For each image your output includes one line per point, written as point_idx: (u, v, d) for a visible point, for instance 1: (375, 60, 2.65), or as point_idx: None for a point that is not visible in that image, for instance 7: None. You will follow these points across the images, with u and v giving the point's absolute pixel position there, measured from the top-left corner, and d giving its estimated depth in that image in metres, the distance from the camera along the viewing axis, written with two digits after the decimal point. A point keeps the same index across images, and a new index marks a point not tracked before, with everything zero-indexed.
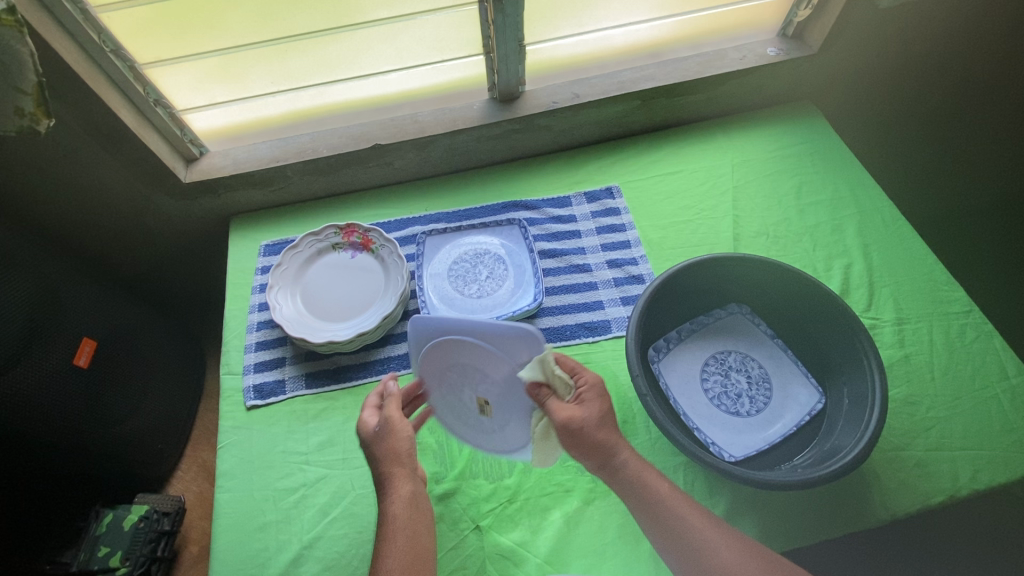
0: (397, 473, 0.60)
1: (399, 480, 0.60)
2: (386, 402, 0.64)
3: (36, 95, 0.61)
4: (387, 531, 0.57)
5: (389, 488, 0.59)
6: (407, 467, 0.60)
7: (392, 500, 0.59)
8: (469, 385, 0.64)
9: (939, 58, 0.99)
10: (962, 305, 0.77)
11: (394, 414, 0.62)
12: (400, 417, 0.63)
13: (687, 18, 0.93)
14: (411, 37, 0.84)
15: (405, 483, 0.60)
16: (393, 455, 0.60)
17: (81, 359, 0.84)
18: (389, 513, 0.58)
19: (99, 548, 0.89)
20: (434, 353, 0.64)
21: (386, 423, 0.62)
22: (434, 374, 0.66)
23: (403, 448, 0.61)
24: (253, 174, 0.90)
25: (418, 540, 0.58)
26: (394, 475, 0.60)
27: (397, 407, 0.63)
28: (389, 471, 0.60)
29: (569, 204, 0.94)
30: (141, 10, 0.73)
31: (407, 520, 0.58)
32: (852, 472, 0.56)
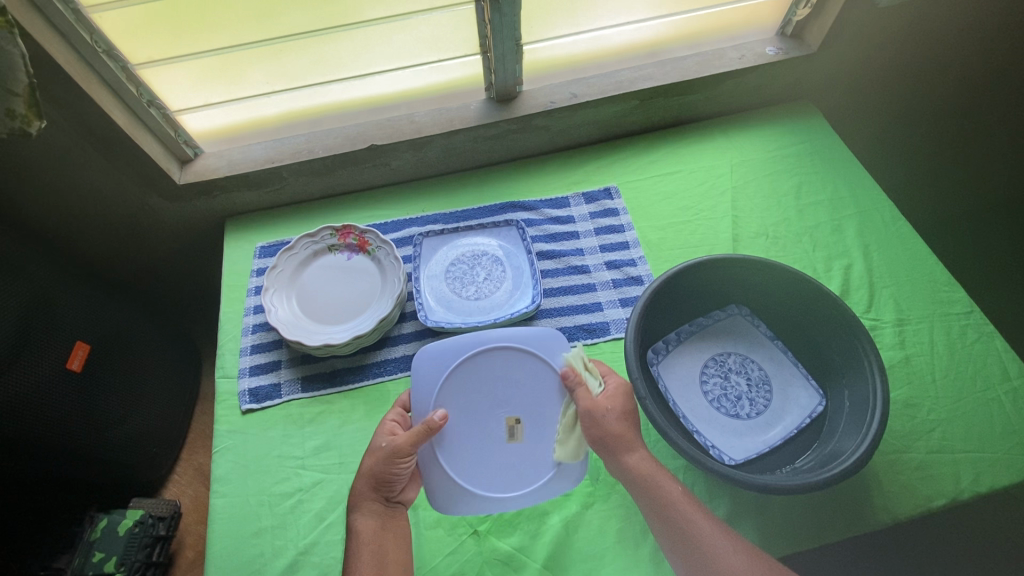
0: (365, 496, 0.62)
1: (370, 501, 0.62)
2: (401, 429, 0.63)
3: (27, 96, 0.60)
4: (352, 541, 0.60)
5: (359, 503, 0.62)
6: (380, 493, 0.62)
7: (360, 515, 0.61)
8: (497, 406, 0.66)
9: (939, 56, 0.99)
10: (963, 306, 0.76)
11: (401, 447, 0.61)
12: (407, 452, 0.62)
13: (686, 17, 0.92)
14: (407, 37, 0.83)
15: (373, 504, 0.62)
16: (375, 479, 0.62)
17: (75, 363, 0.83)
18: (355, 526, 0.61)
19: (94, 553, 0.89)
20: (467, 369, 0.66)
21: (390, 450, 0.61)
22: (461, 400, 0.66)
23: (385, 477, 0.62)
24: (248, 175, 0.89)
25: (383, 559, 0.59)
26: (362, 498, 0.62)
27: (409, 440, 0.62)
28: (366, 484, 0.62)
29: (567, 205, 0.93)
30: (133, 10, 0.72)
31: (369, 540, 0.60)
32: (853, 475, 0.56)
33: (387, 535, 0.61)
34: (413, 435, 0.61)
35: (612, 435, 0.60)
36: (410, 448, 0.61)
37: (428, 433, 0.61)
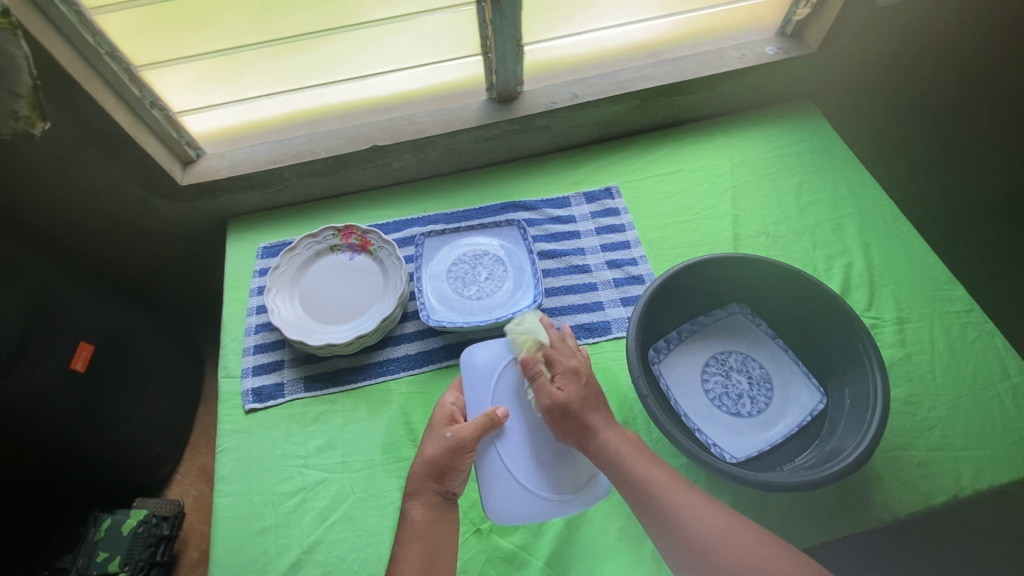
0: (427, 487, 0.60)
1: (430, 493, 0.60)
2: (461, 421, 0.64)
3: (30, 97, 0.61)
4: (404, 532, 0.57)
5: (417, 493, 0.60)
6: (441, 485, 0.60)
7: (417, 506, 0.59)
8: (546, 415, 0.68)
9: (938, 55, 0.99)
10: (963, 304, 0.77)
11: (466, 439, 0.61)
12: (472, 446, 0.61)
13: (686, 17, 0.92)
14: (409, 38, 0.83)
15: (431, 496, 0.60)
16: (439, 469, 0.60)
17: (79, 364, 0.84)
18: (409, 516, 0.59)
19: (98, 553, 0.89)
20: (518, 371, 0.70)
21: (457, 442, 0.61)
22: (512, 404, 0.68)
23: (449, 469, 0.60)
24: (250, 175, 0.89)
25: (433, 554, 0.56)
26: (423, 488, 0.60)
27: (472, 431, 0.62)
28: (424, 476, 0.60)
29: (568, 205, 0.94)
30: (137, 12, 0.72)
31: (423, 532, 0.58)
32: (854, 473, 0.56)
33: (439, 530, 0.59)
34: (483, 426, 0.62)
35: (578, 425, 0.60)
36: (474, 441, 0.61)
37: (490, 426, 0.63)
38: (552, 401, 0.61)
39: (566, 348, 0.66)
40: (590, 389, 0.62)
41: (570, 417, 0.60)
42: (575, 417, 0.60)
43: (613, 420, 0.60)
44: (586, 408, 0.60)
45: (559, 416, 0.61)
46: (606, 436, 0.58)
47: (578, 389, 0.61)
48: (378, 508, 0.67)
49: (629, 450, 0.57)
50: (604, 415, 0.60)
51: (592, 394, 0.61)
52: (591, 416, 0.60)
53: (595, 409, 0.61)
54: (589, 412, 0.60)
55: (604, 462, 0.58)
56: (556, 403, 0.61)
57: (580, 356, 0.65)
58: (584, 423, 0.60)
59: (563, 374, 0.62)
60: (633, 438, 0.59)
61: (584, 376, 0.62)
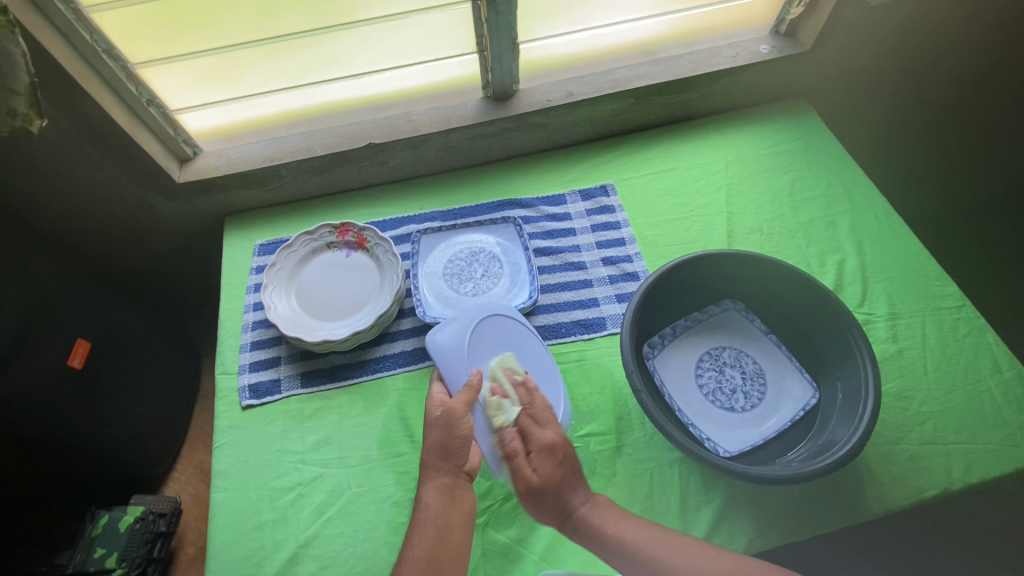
0: (436, 468, 0.61)
1: (439, 471, 0.61)
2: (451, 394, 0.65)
3: (28, 95, 0.61)
4: (417, 517, 0.59)
5: (430, 476, 0.61)
6: (449, 462, 0.61)
7: (428, 488, 0.60)
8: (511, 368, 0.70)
9: (930, 55, 1.00)
10: (955, 300, 0.77)
11: (460, 410, 0.62)
12: (467, 414, 0.62)
13: (681, 15, 0.93)
14: (405, 36, 0.84)
15: (442, 476, 0.61)
16: (441, 446, 0.61)
17: (76, 360, 0.84)
18: (423, 500, 0.60)
19: (95, 549, 0.89)
20: (478, 337, 0.70)
21: (449, 415, 0.62)
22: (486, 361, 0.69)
23: (451, 445, 0.61)
24: (247, 172, 0.90)
25: (447, 536, 0.57)
26: (433, 470, 0.61)
27: (462, 400, 0.63)
28: (432, 458, 0.62)
29: (563, 202, 0.94)
30: (135, 9, 0.73)
31: (438, 512, 0.58)
32: (845, 466, 0.57)
33: (455, 507, 0.59)
34: (468, 394, 0.63)
35: (555, 501, 0.58)
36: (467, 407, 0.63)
37: (473, 392, 0.64)
38: (528, 484, 0.59)
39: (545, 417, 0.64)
40: (568, 462, 0.60)
41: (550, 493, 0.58)
42: (555, 496, 0.58)
43: (590, 493, 0.59)
44: (568, 486, 0.59)
45: (535, 495, 0.58)
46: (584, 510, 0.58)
47: (552, 468, 0.59)
48: (374, 503, 0.68)
49: (605, 514, 0.58)
50: (582, 491, 0.59)
51: (572, 468, 0.60)
52: (569, 495, 0.58)
53: (574, 486, 0.59)
54: (568, 490, 0.59)
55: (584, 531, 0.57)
56: (533, 485, 0.59)
57: (552, 423, 0.63)
58: (565, 501, 0.58)
59: (540, 453, 0.60)
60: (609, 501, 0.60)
61: (562, 453, 0.60)
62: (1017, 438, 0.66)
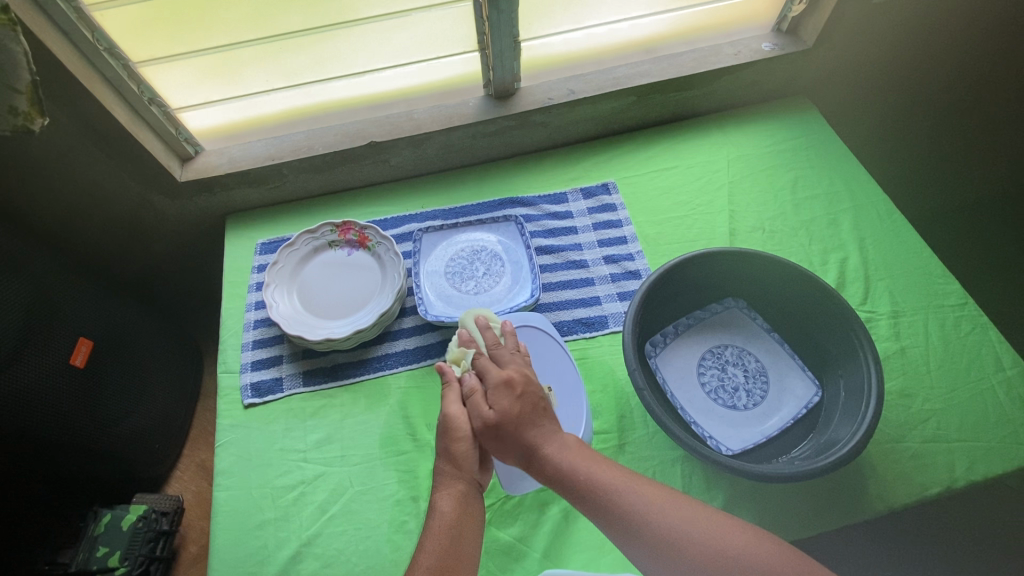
0: (447, 475, 0.57)
1: (452, 479, 0.57)
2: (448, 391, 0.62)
3: (29, 93, 0.61)
4: (429, 524, 0.55)
5: (442, 484, 0.57)
6: (462, 471, 0.57)
7: (440, 496, 0.56)
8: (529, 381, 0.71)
9: (932, 52, 1.00)
10: (957, 298, 0.77)
11: (455, 411, 0.60)
12: (463, 413, 0.60)
13: (683, 13, 0.93)
14: (406, 34, 0.84)
15: (456, 484, 0.57)
16: (447, 451, 0.58)
17: (78, 359, 0.84)
18: (437, 507, 0.56)
19: (98, 548, 0.89)
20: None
21: (447, 418, 0.59)
22: None
23: (458, 451, 0.58)
24: (249, 171, 0.90)
25: (459, 547, 0.53)
26: (445, 477, 0.57)
27: (453, 402, 0.61)
28: (444, 464, 0.58)
29: (565, 201, 0.94)
30: (136, 7, 0.72)
31: (450, 521, 0.54)
32: (849, 464, 0.57)
33: (467, 516, 0.55)
34: (451, 391, 0.62)
35: (517, 439, 0.56)
36: (462, 408, 0.60)
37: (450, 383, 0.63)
38: (485, 420, 0.57)
39: (505, 356, 0.63)
40: (529, 398, 0.58)
41: (508, 431, 0.57)
42: (517, 433, 0.56)
43: (555, 432, 0.57)
44: (528, 423, 0.57)
45: (496, 431, 0.57)
46: (552, 451, 0.55)
47: (513, 403, 0.58)
48: (377, 501, 0.68)
49: (578, 458, 0.55)
50: (546, 429, 0.57)
51: (533, 406, 0.58)
52: (533, 432, 0.57)
53: (537, 423, 0.57)
54: (530, 427, 0.57)
55: (552, 474, 0.54)
56: (492, 420, 0.57)
57: (515, 363, 0.62)
58: (526, 438, 0.56)
59: (497, 388, 0.59)
60: (577, 442, 0.57)
61: (518, 386, 0.59)
62: (1020, 436, 0.66)
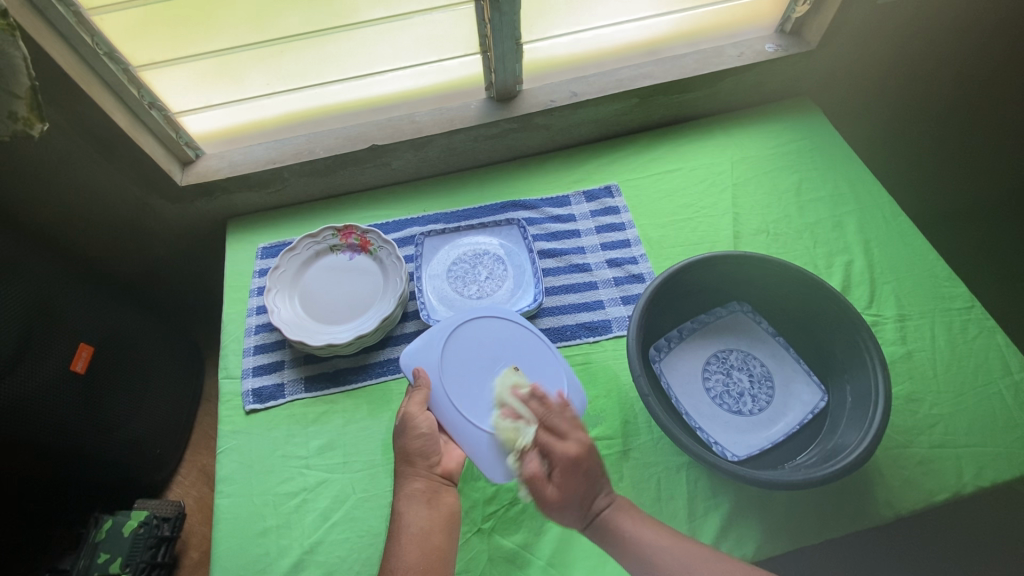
0: (406, 473, 0.62)
1: (410, 478, 0.61)
2: (410, 396, 0.66)
3: (29, 99, 0.60)
4: (395, 526, 0.59)
5: (404, 485, 0.61)
6: (418, 466, 0.62)
7: (403, 497, 0.60)
8: (495, 367, 0.69)
9: (937, 52, 0.99)
10: (964, 301, 0.77)
11: (413, 410, 0.65)
12: (420, 411, 0.65)
13: (686, 15, 0.92)
14: (408, 37, 0.83)
15: (415, 482, 0.61)
16: (403, 450, 0.63)
17: (79, 365, 0.84)
18: (399, 509, 0.60)
19: (99, 554, 0.88)
20: (455, 338, 0.71)
21: (405, 417, 0.65)
22: (463, 367, 0.69)
23: (412, 447, 0.63)
24: (250, 175, 0.89)
25: (428, 540, 0.57)
26: (403, 476, 0.62)
27: (416, 401, 0.65)
28: (403, 464, 0.62)
29: (567, 204, 0.94)
30: (137, 11, 0.72)
31: (415, 520, 0.58)
32: (855, 471, 0.56)
33: (434, 512, 0.59)
34: (418, 393, 0.66)
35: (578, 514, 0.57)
36: (421, 405, 0.65)
37: (425, 391, 0.66)
38: (550, 500, 0.58)
39: (562, 424, 0.62)
40: (592, 473, 0.58)
41: (572, 509, 0.57)
42: (581, 508, 0.57)
43: (612, 496, 0.58)
44: (593, 495, 0.58)
45: (561, 508, 0.57)
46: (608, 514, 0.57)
47: (577, 482, 0.58)
48: (379, 508, 0.67)
49: (627, 517, 0.56)
50: (602, 500, 0.58)
51: (595, 474, 0.58)
52: (593, 501, 0.57)
53: (598, 495, 0.58)
54: (593, 496, 0.57)
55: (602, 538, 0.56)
56: (558, 500, 0.57)
57: (574, 433, 0.61)
58: (586, 509, 0.57)
59: (561, 468, 0.58)
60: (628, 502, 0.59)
61: (584, 465, 0.58)
62: None
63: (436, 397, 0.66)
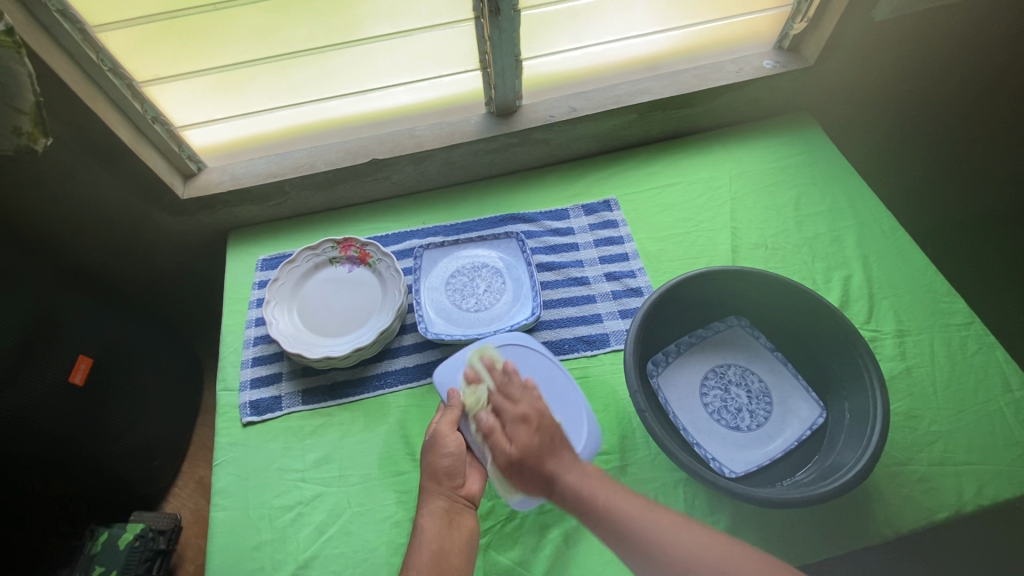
0: (431, 493, 0.62)
1: (434, 495, 0.62)
2: (444, 412, 0.67)
3: (33, 114, 0.61)
4: (415, 541, 0.59)
5: (427, 502, 0.62)
6: (443, 485, 0.62)
7: (424, 514, 0.61)
8: None
9: (934, 70, 1.00)
10: (964, 316, 0.76)
11: (443, 428, 0.65)
12: (451, 431, 0.65)
13: (685, 31, 0.93)
14: (409, 53, 0.84)
15: (437, 500, 0.61)
16: (430, 469, 0.63)
17: (77, 377, 0.84)
18: (421, 524, 0.60)
19: (95, 567, 0.88)
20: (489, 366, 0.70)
21: (436, 434, 0.65)
22: None
23: (440, 466, 0.63)
24: (251, 188, 0.90)
25: (446, 561, 0.57)
26: (429, 497, 0.62)
27: (448, 420, 0.66)
28: (427, 483, 0.63)
29: (566, 217, 0.94)
30: (142, 28, 0.73)
31: (434, 537, 0.58)
32: (852, 489, 0.56)
33: (452, 533, 0.59)
34: (450, 412, 0.66)
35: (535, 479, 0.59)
36: (451, 425, 0.66)
37: (456, 409, 0.67)
38: (507, 459, 0.60)
39: (515, 390, 0.65)
40: (545, 431, 0.60)
41: (529, 466, 0.59)
42: (537, 466, 0.59)
43: (570, 461, 0.59)
44: (549, 455, 0.59)
45: (519, 467, 0.59)
46: (566, 479, 0.57)
47: (532, 438, 0.60)
48: (375, 523, 0.67)
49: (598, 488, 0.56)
50: (565, 459, 0.59)
51: (548, 434, 0.60)
52: (550, 463, 0.59)
53: (555, 454, 0.59)
54: (548, 457, 0.59)
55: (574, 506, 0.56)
56: (514, 457, 0.60)
57: (528, 397, 0.64)
58: (546, 471, 0.58)
59: (513, 427, 0.61)
60: (598, 472, 0.59)
61: (534, 422, 0.61)
62: None
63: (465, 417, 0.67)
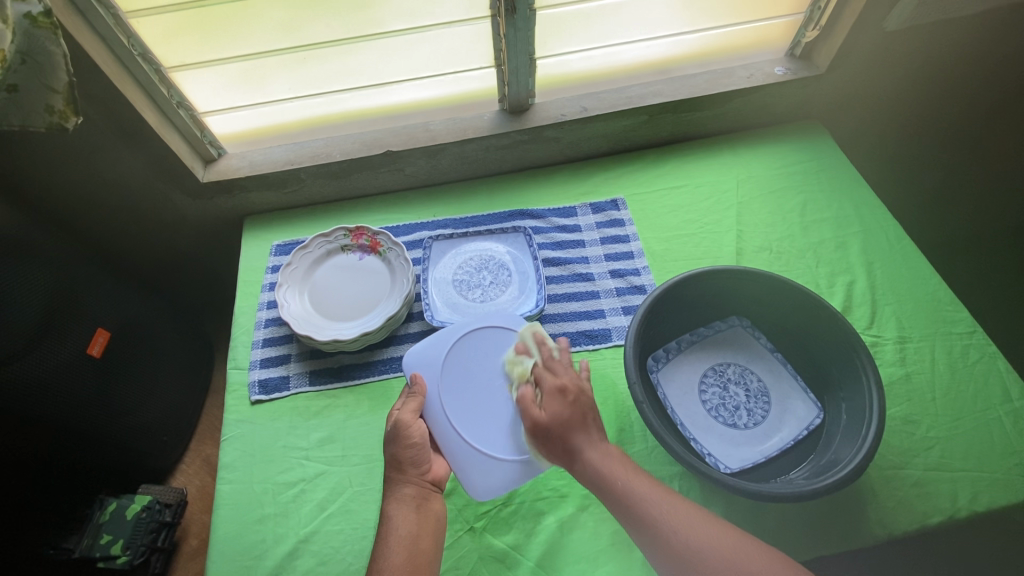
0: (395, 482, 0.63)
1: (401, 483, 0.62)
2: (407, 400, 0.68)
3: (65, 93, 0.64)
4: (383, 529, 0.59)
5: (394, 490, 0.62)
6: (409, 473, 0.63)
7: (392, 501, 0.61)
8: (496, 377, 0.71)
9: (947, 83, 1.00)
10: (966, 326, 0.77)
11: (406, 417, 0.66)
12: (413, 420, 0.66)
13: (698, 36, 0.94)
14: (426, 49, 0.86)
15: (405, 487, 0.62)
16: (394, 458, 0.64)
17: (95, 349, 0.87)
18: (388, 513, 0.60)
19: (102, 536, 0.94)
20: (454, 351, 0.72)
21: (396, 423, 0.66)
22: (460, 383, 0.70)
23: (404, 455, 0.64)
24: (268, 175, 0.93)
25: (416, 548, 0.58)
26: (394, 485, 0.62)
27: (410, 408, 0.67)
28: (393, 472, 0.63)
29: (574, 215, 0.96)
30: (171, 16, 0.76)
31: (402, 524, 0.59)
32: (848, 485, 0.56)
33: (421, 519, 0.61)
34: (412, 400, 0.68)
35: (560, 450, 0.60)
36: (413, 414, 0.67)
37: (420, 397, 0.68)
38: (534, 422, 0.61)
39: (557, 366, 0.65)
40: (579, 406, 0.60)
41: (557, 437, 0.60)
42: (563, 435, 0.59)
43: (600, 439, 0.59)
44: (576, 429, 0.59)
45: (545, 435, 0.61)
46: (589, 457, 0.58)
47: (562, 410, 0.60)
48: (375, 502, 0.68)
49: (613, 465, 0.57)
50: (592, 436, 0.59)
51: (585, 409, 0.60)
52: (579, 437, 0.59)
53: (585, 429, 0.59)
54: (575, 432, 0.59)
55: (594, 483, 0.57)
56: (540, 423, 0.61)
57: (569, 373, 0.64)
58: (569, 443, 0.59)
59: (547, 397, 0.62)
60: (621, 454, 0.59)
61: (567, 397, 0.61)
62: None
63: (429, 405, 0.69)
